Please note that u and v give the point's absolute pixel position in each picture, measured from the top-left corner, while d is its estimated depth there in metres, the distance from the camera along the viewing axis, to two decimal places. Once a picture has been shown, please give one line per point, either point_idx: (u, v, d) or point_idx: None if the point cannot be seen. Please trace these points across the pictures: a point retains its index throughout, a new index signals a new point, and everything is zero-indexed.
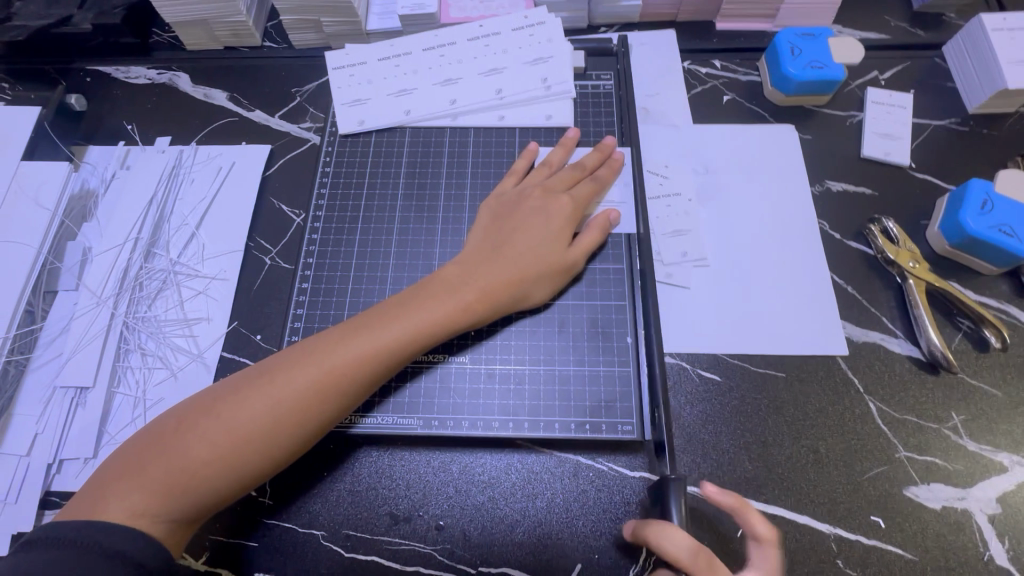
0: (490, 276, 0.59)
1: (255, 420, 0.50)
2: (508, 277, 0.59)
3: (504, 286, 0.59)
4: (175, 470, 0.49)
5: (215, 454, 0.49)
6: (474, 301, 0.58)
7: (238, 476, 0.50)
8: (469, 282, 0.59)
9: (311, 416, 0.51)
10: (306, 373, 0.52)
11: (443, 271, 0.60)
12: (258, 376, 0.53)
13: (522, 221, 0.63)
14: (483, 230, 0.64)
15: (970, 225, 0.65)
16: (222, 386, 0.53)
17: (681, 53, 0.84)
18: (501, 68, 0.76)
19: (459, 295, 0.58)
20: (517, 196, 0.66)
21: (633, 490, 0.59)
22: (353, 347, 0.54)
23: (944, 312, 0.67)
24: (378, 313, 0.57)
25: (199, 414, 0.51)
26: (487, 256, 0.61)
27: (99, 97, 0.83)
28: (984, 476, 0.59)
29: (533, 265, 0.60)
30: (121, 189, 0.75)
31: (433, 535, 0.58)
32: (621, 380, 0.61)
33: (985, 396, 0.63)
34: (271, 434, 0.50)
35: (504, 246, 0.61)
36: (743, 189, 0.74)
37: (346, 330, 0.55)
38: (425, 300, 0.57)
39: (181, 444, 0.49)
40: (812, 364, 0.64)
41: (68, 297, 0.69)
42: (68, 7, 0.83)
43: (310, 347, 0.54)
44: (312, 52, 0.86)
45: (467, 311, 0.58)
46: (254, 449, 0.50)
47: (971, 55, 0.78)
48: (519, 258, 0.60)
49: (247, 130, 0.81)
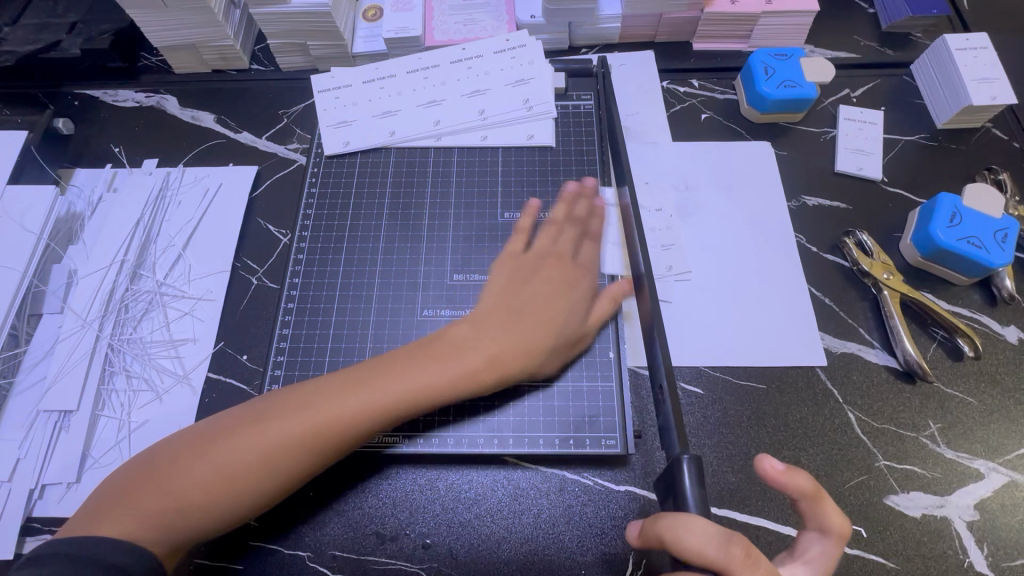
0: (506, 339, 0.57)
1: (249, 463, 0.50)
2: (522, 344, 0.57)
3: (511, 352, 0.57)
4: (168, 506, 0.48)
5: (208, 494, 0.49)
6: (482, 367, 0.56)
7: (231, 512, 0.50)
8: (487, 341, 0.57)
9: (305, 463, 0.52)
10: (301, 420, 0.52)
11: (453, 328, 0.58)
12: (257, 419, 0.52)
13: (537, 282, 0.61)
14: (500, 287, 0.61)
15: (940, 237, 0.67)
16: (218, 425, 0.52)
17: (660, 73, 0.86)
18: (484, 89, 0.78)
19: (467, 359, 0.56)
20: (524, 245, 0.65)
21: (619, 504, 0.59)
22: (355, 402, 0.53)
23: (919, 323, 0.68)
24: (378, 368, 0.56)
25: (193, 452, 0.51)
26: (505, 318, 0.59)
27: (86, 120, 0.84)
28: (962, 483, 0.61)
29: (549, 334, 0.59)
30: (108, 211, 0.75)
31: (419, 554, 0.58)
32: (604, 395, 0.62)
33: (960, 403, 0.64)
34: (265, 478, 0.50)
35: (523, 310, 0.59)
36: (722, 204, 0.76)
37: (344, 383, 0.54)
38: (429, 361, 0.56)
39: (174, 482, 0.49)
40: (793, 375, 0.66)
41: (52, 319, 0.69)
42: (55, 32, 0.84)
43: (307, 393, 0.54)
44: (298, 75, 0.87)
45: (472, 379, 0.56)
46: (248, 490, 0.50)
47: (937, 73, 0.81)
48: (535, 322, 0.59)
49: (234, 151, 0.82)
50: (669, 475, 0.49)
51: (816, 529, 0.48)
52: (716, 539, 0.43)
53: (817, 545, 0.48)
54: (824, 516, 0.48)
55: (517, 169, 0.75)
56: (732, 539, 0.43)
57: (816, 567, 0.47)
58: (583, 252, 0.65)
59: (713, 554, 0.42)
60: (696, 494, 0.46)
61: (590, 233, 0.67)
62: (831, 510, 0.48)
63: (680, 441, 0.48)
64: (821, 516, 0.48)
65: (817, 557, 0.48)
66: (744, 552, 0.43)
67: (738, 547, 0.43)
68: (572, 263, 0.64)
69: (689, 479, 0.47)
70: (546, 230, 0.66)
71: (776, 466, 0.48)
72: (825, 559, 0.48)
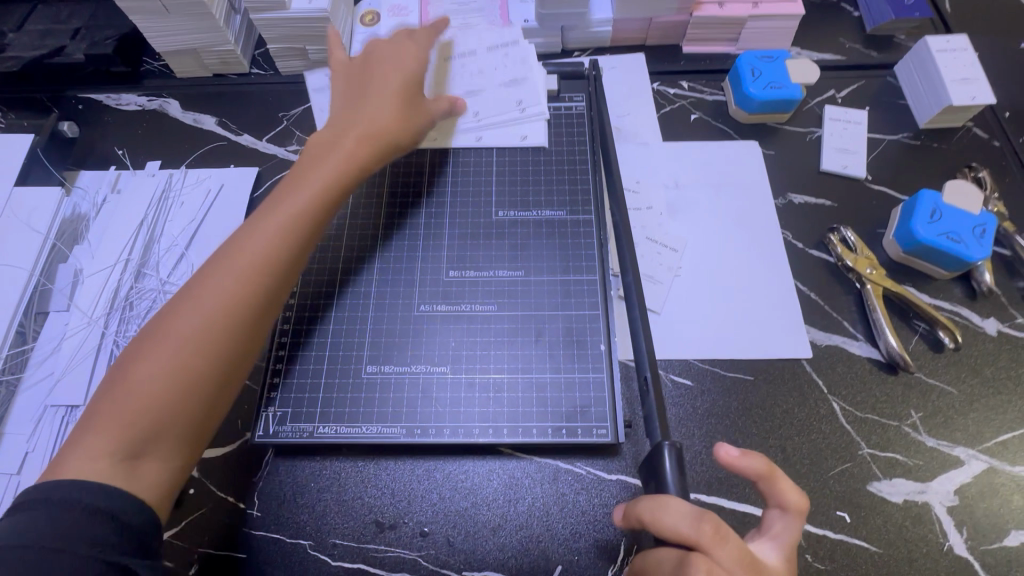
0: (338, 142, 0.64)
1: (192, 331, 0.52)
2: (369, 125, 0.66)
3: (377, 127, 0.66)
4: (127, 410, 0.49)
5: (163, 377, 0.50)
6: (357, 146, 0.64)
7: (189, 395, 0.51)
8: (337, 148, 0.63)
9: (242, 299, 0.54)
10: (224, 272, 0.55)
11: (311, 146, 0.65)
12: (169, 313, 0.53)
13: (370, 83, 0.69)
14: (331, 121, 0.67)
15: (921, 232, 0.69)
16: (140, 334, 0.53)
17: (650, 75, 0.88)
18: (478, 90, 0.80)
19: (337, 150, 0.63)
20: (349, 69, 0.72)
21: (611, 493, 0.61)
22: (253, 246, 0.56)
23: (902, 316, 0.70)
24: (279, 190, 0.61)
25: (138, 350, 0.52)
26: (341, 129, 0.65)
27: (90, 124, 0.86)
28: (942, 470, 0.62)
29: (372, 129, 0.65)
30: (113, 211, 0.77)
31: (417, 541, 0.60)
32: (596, 386, 0.64)
33: (941, 394, 0.66)
34: (212, 337, 0.52)
35: (355, 123, 0.66)
36: (710, 202, 0.78)
37: (261, 210, 0.59)
38: (308, 166, 0.62)
39: (127, 384, 0.50)
40: (779, 367, 0.68)
41: (59, 317, 0.70)
42: (60, 38, 0.86)
43: (220, 256, 0.56)
44: (297, 78, 0.89)
45: (348, 158, 0.63)
46: (201, 356, 0.52)
47: (919, 75, 0.83)
48: (377, 104, 0.67)
49: (235, 153, 0.84)
50: (650, 461, 0.51)
51: (777, 507, 0.50)
52: (688, 516, 0.45)
53: (781, 522, 0.50)
54: (782, 494, 0.50)
55: (510, 168, 0.77)
56: (703, 516, 0.45)
57: (782, 543, 0.49)
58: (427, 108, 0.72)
59: (687, 532, 0.45)
60: (676, 477, 0.49)
61: (417, 87, 0.71)
62: (787, 486, 0.50)
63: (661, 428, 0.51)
64: (779, 493, 0.50)
65: (783, 531, 0.50)
66: (714, 528, 0.45)
67: (710, 524, 0.45)
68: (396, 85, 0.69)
69: (669, 464, 0.49)
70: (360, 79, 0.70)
71: (733, 452, 0.50)
72: (789, 534, 0.50)
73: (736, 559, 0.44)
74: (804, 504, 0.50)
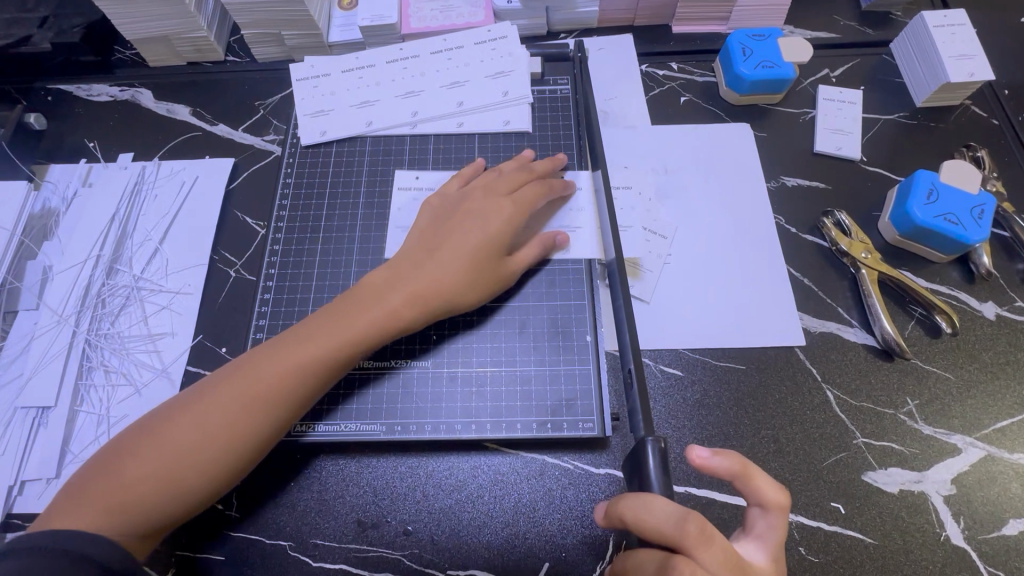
0: (449, 270, 0.60)
1: (194, 438, 0.50)
2: (436, 280, 0.60)
3: (438, 285, 0.59)
4: (115, 491, 0.48)
5: (157, 472, 0.49)
6: (408, 304, 0.58)
7: (178, 494, 0.50)
8: (434, 266, 0.60)
9: (250, 428, 0.52)
10: (244, 388, 0.52)
11: (377, 274, 0.61)
12: (193, 398, 0.53)
13: (459, 224, 0.63)
14: (420, 232, 0.64)
15: (917, 214, 0.67)
16: (161, 410, 0.53)
17: (639, 56, 0.86)
18: (462, 81, 0.77)
19: (391, 299, 0.58)
20: (456, 200, 0.66)
21: (599, 487, 0.60)
22: (294, 353, 0.54)
23: (898, 301, 0.68)
24: (322, 318, 0.58)
25: (141, 434, 0.51)
26: (420, 259, 0.61)
27: (60, 116, 0.83)
28: (939, 458, 0.61)
29: (476, 260, 0.61)
30: (83, 206, 0.75)
31: (400, 540, 0.58)
32: (582, 378, 0.62)
33: (938, 379, 0.64)
34: (213, 449, 0.50)
35: (442, 246, 0.62)
36: (700, 187, 0.75)
37: (304, 332, 0.56)
38: (360, 305, 0.58)
39: (121, 465, 0.49)
40: (771, 355, 0.66)
41: (28, 316, 0.68)
42: (26, 26, 0.83)
43: (248, 363, 0.54)
44: (274, 66, 0.86)
45: (400, 312, 0.58)
46: (197, 464, 0.50)
47: (916, 52, 0.81)
48: (453, 260, 0.61)
49: (210, 144, 0.81)
50: (634, 458, 0.48)
51: (758, 505, 0.49)
52: (673, 518, 0.44)
53: (763, 522, 0.48)
54: (761, 493, 0.48)
55: (493, 155, 0.74)
56: (688, 517, 0.45)
57: (767, 542, 0.48)
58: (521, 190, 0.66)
59: (670, 532, 0.44)
60: (660, 476, 0.46)
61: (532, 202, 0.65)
62: (766, 483, 0.48)
63: (646, 425, 0.48)
64: (757, 491, 0.48)
65: (764, 532, 0.48)
66: (698, 529, 0.44)
67: (694, 524, 0.44)
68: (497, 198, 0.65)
69: (653, 464, 0.46)
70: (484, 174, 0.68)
71: (704, 452, 0.48)
72: (773, 532, 0.48)
73: (721, 560, 0.44)
74: (785, 498, 0.49)
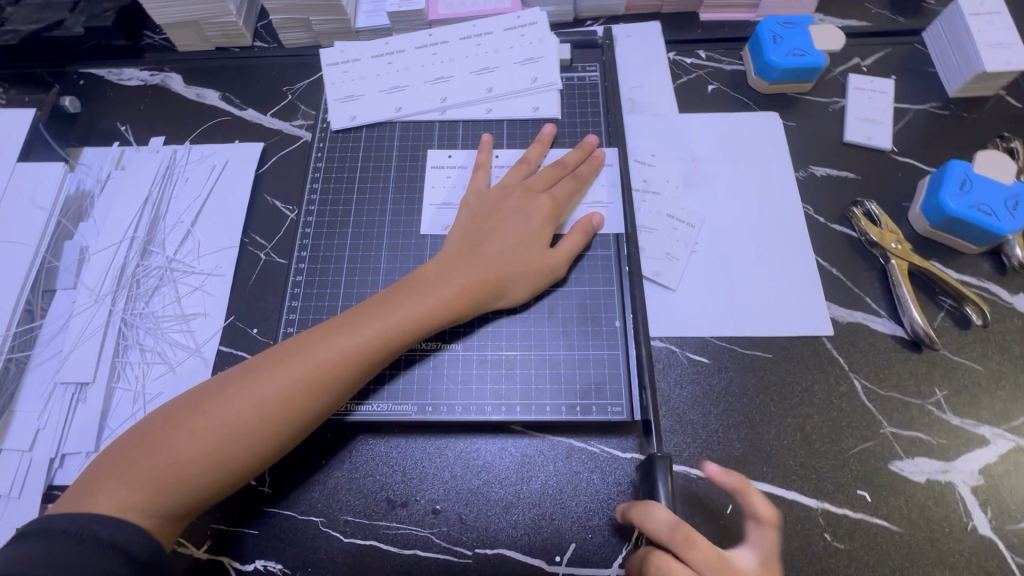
0: (493, 266, 0.61)
1: (239, 420, 0.51)
2: (483, 275, 0.60)
3: (485, 282, 0.60)
4: (161, 468, 0.49)
5: (202, 451, 0.50)
6: (455, 299, 0.59)
7: (220, 476, 0.50)
8: (481, 264, 0.61)
9: (294, 413, 0.52)
10: (291, 373, 0.53)
11: (423, 269, 0.61)
12: (241, 377, 0.53)
13: (501, 219, 0.64)
14: (462, 226, 0.65)
15: (950, 205, 0.66)
16: (208, 387, 0.54)
17: (666, 44, 0.85)
18: (491, 67, 0.77)
19: (439, 293, 0.59)
20: (495, 194, 0.66)
21: (625, 470, 0.60)
22: (343, 341, 0.55)
23: (927, 291, 0.68)
24: (369, 307, 0.58)
25: (186, 411, 0.52)
26: (466, 255, 0.62)
27: (92, 100, 0.84)
28: (966, 448, 0.61)
29: (515, 262, 0.62)
30: (117, 189, 0.76)
31: (429, 519, 0.59)
32: (610, 363, 0.63)
33: (967, 371, 0.64)
34: (257, 432, 0.51)
35: (484, 245, 0.62)
36: (727, 176, 0.75)
37: (356, 321, 0.57)
38: (407, 297, 0.58)
39: (167, 442, 0.50)
40: (799, 344, 0.66)
41: (66, 295, 0.70)
42: (59, 11, 0.84)
43: (294, 347, 0.55)
44: (302, 51, 0.87)
45: (449, 308, 0.59)
46: (242, 445, 0.51)
47: (950, 41, 0.79)
48: (498, 256, 0.61)
49: (239, 128, 0.82)
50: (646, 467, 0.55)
51: (752, 520, 0.53)
52: (666, 525, 0.50)
53: (755, 533, 0.52)
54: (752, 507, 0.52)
55: (522, 141, 0.75)
56: (677, 526, 0.50)
57: (757, 549, 0.51)
58: (556, 187, 0.67)
59: (662, 537, 0.50)
60: (666, 486, 0.53)
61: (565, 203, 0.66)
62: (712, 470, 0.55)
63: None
64: (706, 477, 0.54)
65: (757, 541, 0.52)
66: (685, 536, 0.50)
67: (682, 530, 0.50)
68: (534, 192, 0.66)
69: (662, 478, 0.53)
70: (519, 168, 0.69)
71: (714, 467, 0.55)
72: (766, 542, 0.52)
73: (706, 560, 0.49)
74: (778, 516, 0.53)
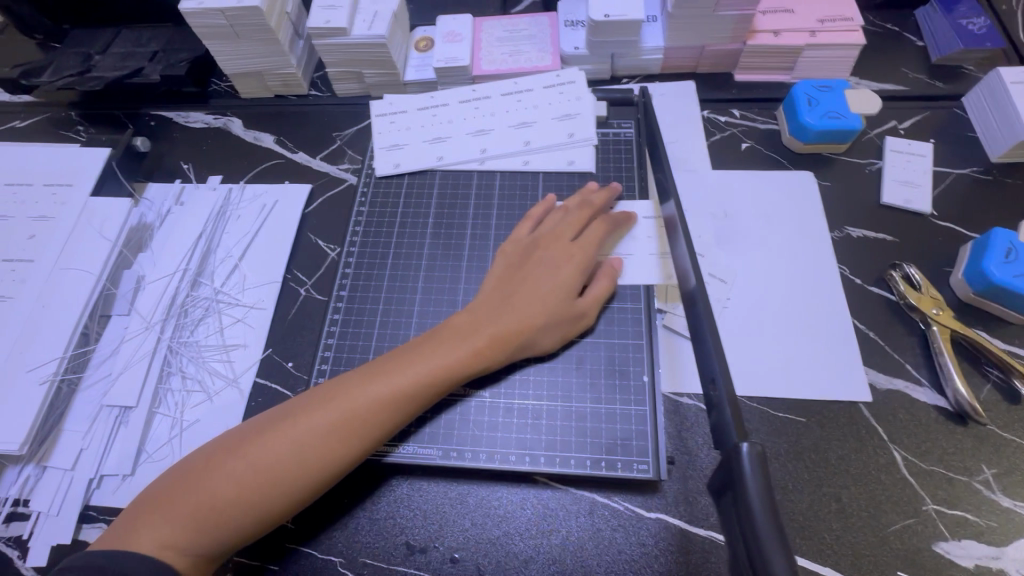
0: (526, 314, 0.62)
1: (278, 461, 0.52)
2: (517, 326, 0.61)
3: (518, 331, 0.61)
4: (200, 509, 0.51)
5: (242, 492, 0.51)
6: (488, 347, 0.60)
7: (255, 516, 0.52)
8: (516, 312, 0.62)
9: (330, 456, 0.54)
10: (329, 416, 0.54)
11: (457, 317, 0.63)
12: (281, 418, 0.55)
13: (533, 270, 0.66)
14: (496, 276, 0.66)
15: (994, 273, 0.64)
16: (248, 427, 0.56)
17: (701, 102, 0.87)
18: (530, 122, 0.81)
19: (472, 341, 0.60)
20: (529, 245, 0.69)
21: (649, 531, 0.58)
22: (379, 387, 0.56)
23: (972, 361, 0.66)
24: (404, 353, 0.60)
25: (226, 451, 0.53)
26: (499, 303, 0.63)
27: (160, 140, 0.91)
28: (1019, 534, 0.57)
29: (547, 310, 0.63)
30: (175, 223, 0.81)
31: (447, 567, 0.58)
32: (637, 419, 0.62)
33: (1018, 449, 0.61)
34: (293, 475, 0.52)
35: (516, 295, 0.64)
36: (761, 232, 0.75)
37: (393, 366, 0.58)
38: (441, 344, 0.60)
39: (207, 481, 0.52)
40: (835, 410, 0.64)
41: (120, 321, 0.74)
42: (139, 59, 0.92)
43: (333, 390, 0.57)
44: (353, 101, 0.93)
45: (482, 356, 0.60)
46: (280, 487, 0.52)
47: (991, 107, 0.79)
48: (531, 305, 0.63)
49: (290, 170, 0.87)
50: (724, 469, 0.42)
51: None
52: None
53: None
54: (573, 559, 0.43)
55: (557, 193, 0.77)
56: None
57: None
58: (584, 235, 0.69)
59: None
60: (759, 480, 0.39)
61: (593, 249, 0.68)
62: None
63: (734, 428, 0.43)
64: None
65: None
66: None
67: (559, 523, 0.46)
68: (564, 243, 0.68)
69: (749, 467, 0.39)
70: (551, 216, 0.71)
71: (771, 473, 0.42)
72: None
73: None
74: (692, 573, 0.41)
